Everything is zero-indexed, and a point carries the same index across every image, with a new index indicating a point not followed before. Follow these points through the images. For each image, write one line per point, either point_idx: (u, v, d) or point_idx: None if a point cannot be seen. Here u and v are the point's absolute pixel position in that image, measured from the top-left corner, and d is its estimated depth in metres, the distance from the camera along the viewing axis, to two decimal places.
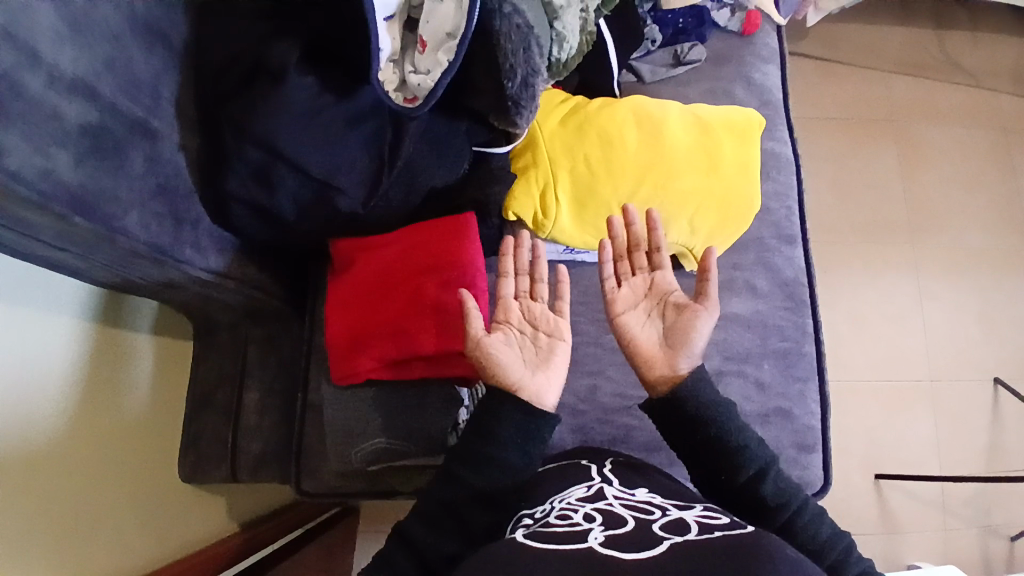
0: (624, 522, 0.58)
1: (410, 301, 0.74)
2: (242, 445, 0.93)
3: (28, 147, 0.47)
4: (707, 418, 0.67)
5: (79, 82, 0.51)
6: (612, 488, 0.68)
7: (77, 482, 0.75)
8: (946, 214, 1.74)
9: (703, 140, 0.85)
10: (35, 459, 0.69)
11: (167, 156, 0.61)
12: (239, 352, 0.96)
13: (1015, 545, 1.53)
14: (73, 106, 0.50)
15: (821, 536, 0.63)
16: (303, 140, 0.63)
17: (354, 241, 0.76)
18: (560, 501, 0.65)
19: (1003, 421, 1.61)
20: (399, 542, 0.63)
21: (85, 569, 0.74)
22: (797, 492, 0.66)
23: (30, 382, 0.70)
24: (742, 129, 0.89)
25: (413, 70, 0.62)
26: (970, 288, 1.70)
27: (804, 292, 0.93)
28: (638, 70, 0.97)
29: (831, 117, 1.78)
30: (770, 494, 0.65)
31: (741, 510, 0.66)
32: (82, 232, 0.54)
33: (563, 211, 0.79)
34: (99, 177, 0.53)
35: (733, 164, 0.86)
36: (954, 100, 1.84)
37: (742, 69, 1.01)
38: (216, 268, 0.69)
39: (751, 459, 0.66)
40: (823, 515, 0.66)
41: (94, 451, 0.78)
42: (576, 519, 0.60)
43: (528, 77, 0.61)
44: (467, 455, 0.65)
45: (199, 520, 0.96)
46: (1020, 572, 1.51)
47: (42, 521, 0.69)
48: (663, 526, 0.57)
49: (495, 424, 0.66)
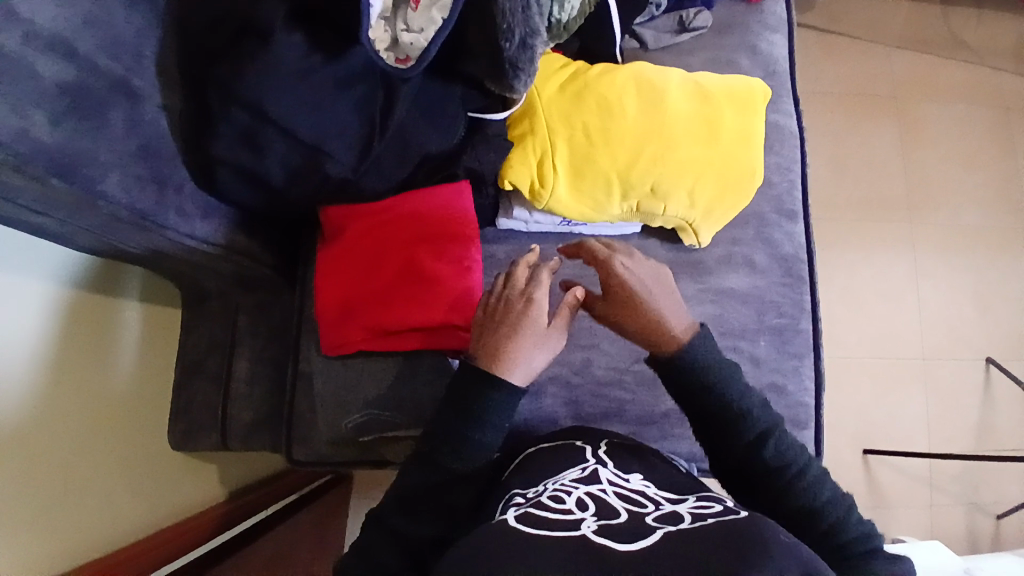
0: (617, 513, 0.58)
1: (404, 269, 0.73)
2: (235, 415, 0.93)
3: (2, 107, 0.45)
4: (704, 378, 0.67)
5: (56, 38, 0.49)
6: (607, 473, 0.67)
7: (62, 457, 0.73)
8: (947, 193, 1.73)
9: (706, 110, 0.83)
10: (24, 424, 0.68)
11: (151, 117, 0.58)
12: (229, 322, 0.95)
13: (999, 522, 1.56)
14: (50, 64, 0.48)
15: (823, 501, 0.62)
16: (291, 104, 0.61)
17: (347, 209, 0.74)
18: (553, 483, 0.65)
19: (994, 400, 1.63)
20: (375, 525, 0.63)
21: (74, 538, 0.74)
22: (803, 456, 0.65)
23: (24, 349, 0.70)
24: (747, 100, 0.87)
25: (405, 28, 0.58)
26: (967, 268, 1.69)
27: (803, 269, 0.92)
28: (641, 36, 0.94)
29: (836, 92, 1.74)
30: (772, 460, 0.64)
31: (745, 477, 0.66)
32: (62, 196, 0.52)
33: (560, 181, 0.77)
34: (78, 139, 0.51)
35: (736, 136, 0.84)
36: (962, 76, 1.80)
37: (747, 37, 0.97)
38: (203, 233, 0.67)
39: (754, 422, 0.66)
40: (828, 478, 0.65)
41: (80, 423, 0.77)
42: (568, 504, 0.60)
43: (526, 37, 0.58)
44: (440, 434, 0.64)
45: (187, 490, 0.95)
46: (1003, 547, 1.54)
47: (33, 489, 0.69)
48: (656, 518, 0.56)
49: (470, 396, 0.64)
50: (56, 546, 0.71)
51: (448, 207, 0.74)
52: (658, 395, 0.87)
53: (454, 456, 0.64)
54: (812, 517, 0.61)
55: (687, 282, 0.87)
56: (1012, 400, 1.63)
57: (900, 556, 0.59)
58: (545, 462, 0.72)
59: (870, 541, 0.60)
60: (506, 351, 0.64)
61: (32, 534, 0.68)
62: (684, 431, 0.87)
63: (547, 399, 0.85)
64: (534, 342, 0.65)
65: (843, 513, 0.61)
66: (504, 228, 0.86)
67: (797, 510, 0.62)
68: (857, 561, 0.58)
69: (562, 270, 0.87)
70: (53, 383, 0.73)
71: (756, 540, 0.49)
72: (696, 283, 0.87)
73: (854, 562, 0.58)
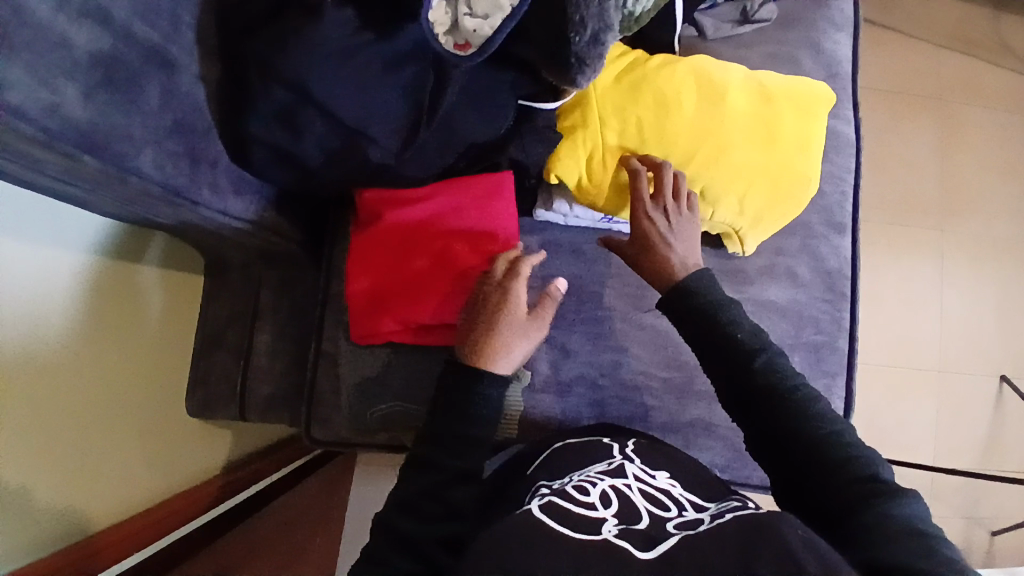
0: (638, 516, 0.56)
1: (435, 263, 0.70)
2: (250, 388, 0.91)
3: (34, 80, 0.41)
4: (706, 306, 0.65)
5: (92, 3, 0.44)
6: (634, 468, 0.66)
7: (80, 425, 0.71)
8: (983, 204, 1.67)
9: (766, 113, 0.78)
10: (41, 393, 0.66)
11: (186, 89, 0.54)
12: (250, 293, 0.92)
13: (996, 538, 1.57)
14: (84, 30, 0.44)
15: (821, 429, 0.57)
16: (336, 83, 0.56)
17: (381, 194, 0.71)
18: (579, 476, 0.64)
19: (1004, 418, 1.61)
20: (381, 527, 0.58)
21: (87, 507, 0.73)
22: (802, 383, 0.61)
23: (46, 317, 0.67)
24: (810, 105, 0.82)
25: (468, 12, 0.54)
26: (994, 283, 1.65)
27: (845, 285, 0.88)
28: (701, 24, 0.87)
29: (880, 89, 1.67)
30: (765, 377, 0.60)
31: (739, 400, 0.62)
32: (92, 172, 0.49)
33: (608, 180, 0.73)
34: (111, 114, 0.47)
35: (795, 143, 0.79)
36: (1013, 81, 1.72)
37: (812, 34, 0.91)
38: (234, 211, 0.64)
39: (744, 342, 0.63)
40: (821, 400, 0.60)
41: (99, 391, 0.75)
42: (591, 497, 0.58)
43: (599, 32, 0.54)
44: (439, 430, 0.63)
45: (195, 457, 0.93)
46: (998, 562, 1.55)
47: (47, 460, 0.67)
48: (677, 524, 0.55)
49: (471, 397, 0.64)
50: (67, 514, 0.70)
51: (491, 199, 0.71)
52: (684, 403, 0.85)
53: (463, 449, 0.62)
54: (809, 444, 0.57)
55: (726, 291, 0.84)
56: (1022, 419, 1.62)
57: (905, 492, 0.53)
58: (569, 456, 0.70)
59: (872, 466, 0.55)
60: (493, 335, 0.65)
61: (43, 506, 0.66)
62: (707, 441, 0.85)
63: (571, 399, 0.83)
64: (517, 326, 0.67)
65: (843, 444, 0.57)
66: (541, 220, 0.82)
67: (790, 434, 0.58)
68: (856, 495, 0.53)
69: (596, 269, 0.84)
70: (73, 350, 0.71)
71: (773, 533, 0.46)
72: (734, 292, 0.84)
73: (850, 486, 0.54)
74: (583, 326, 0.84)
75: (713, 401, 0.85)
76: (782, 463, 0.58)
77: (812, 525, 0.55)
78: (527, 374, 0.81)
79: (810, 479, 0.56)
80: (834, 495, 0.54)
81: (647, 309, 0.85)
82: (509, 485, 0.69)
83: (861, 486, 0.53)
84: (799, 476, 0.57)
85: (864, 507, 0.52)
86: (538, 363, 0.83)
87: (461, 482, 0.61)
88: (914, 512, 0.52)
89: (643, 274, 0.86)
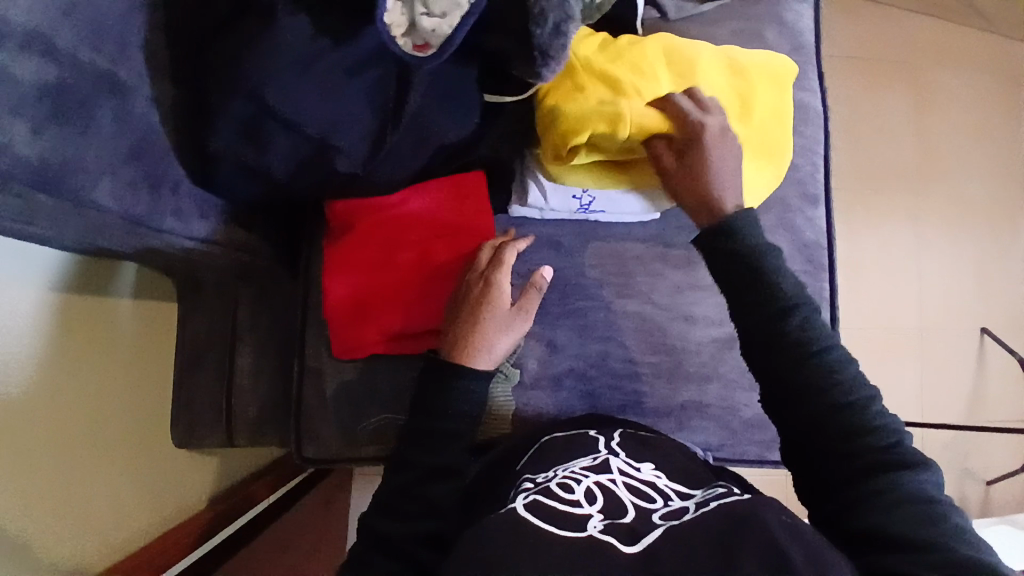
0: (624, 509, 0.56)
1: (410, 271, 0.70)
2: (237, 409, 0.89)
3: None
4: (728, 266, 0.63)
5: (32, 32, 0.42)
6: (618, 462, 0.66)
7: (66, 472, 0.70)
8: (953, 162, 1.70)
9: (736, 84, 0.78)
10: (25, 443, 0.64)
11: (141, 113, 0.52)
12: (228, 313, 0.90)
13: (988, 487, 1.61)
14: (24, 61, 0.42)
15: (848, 398, 0.55)
16: (297, 95, 0.55)
17: (349, 205, 0.69)
18: (563, 471, 0.64)
19: (987, 370, 1.65)
20: (368, 533, 0.58)
21: (84, 552, 0.71)
22: (834, 344, 0.58)
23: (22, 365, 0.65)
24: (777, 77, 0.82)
25: (426, 12, 0.51)
26: (967, 239, 1.69)
27: (824, 256, 0.89)
28: (661, 5, 0.86)
29: (847, 56, 1.67)
30: (795, 334, 0.58)
31: (770, 356, 0.59)
32: (49, 209, 0.47)
33: (587, 172, 0.72)
34: (63, 147, 0.45)
35: (768, 113, 0.79)
36: (974, 38, 1.74)
37: (774, 7, 0.91)
38: (203, 235, 0.62)
39: (780, 294, 0.60)
40: (854, 364, 0.58)
41: (82, 429, 0.73)
42: (576, 494, 0.58)
43: (561, 23, 0.53)
44: (415, 428, 0.63)
45: (183, 485, 0.91)
46: (990, 511, 1.60)
47: (38, 511, 0.65)
48: (662, 514, 0.56)
49: (447, 398, 0.64)
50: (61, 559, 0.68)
51: (461, 202, 0.70)
52: (675, 387, 0.85)
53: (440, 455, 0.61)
54: (831, 412, 0.55)
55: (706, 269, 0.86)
56: (1004, 370, 1.66)
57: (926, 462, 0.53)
58: (557, 451, 0.70)
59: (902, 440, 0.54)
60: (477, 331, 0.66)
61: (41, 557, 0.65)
62: (701, 423, 0.86)
63: (562, 393, 0.83)
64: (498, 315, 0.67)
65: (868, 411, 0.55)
66: (519, 216, 0.80)
67: (811, 398, 0.56)
68: (869, 463, 0.53)
69: (578, 260, 0.84)
70: (50, 391, 0.69)
71: (758, 527, 0.47)
72: None
73: (875, 459, 0.53)
74: (568, 319, 0.84)
75: (704, 383, 0.86)
76: (797, 423, 0.57)
77: (810, 484, 0.56)
78: (514, 371, 0.82)
79: (821, 443, 0.55)
80: (847, 459, 0.54)
81: (631, 296, 0.85)
82: (498, 479, 0.70)
83: (876, 457, 0.53)
84: (812, 437, 0.56)
85: (876, 475, 0.52)
86: (526, 359, 0.82)
87: (451, 483, 0.61)
88: (927, 482, 0.52)
89: (625, 261, 0.85)
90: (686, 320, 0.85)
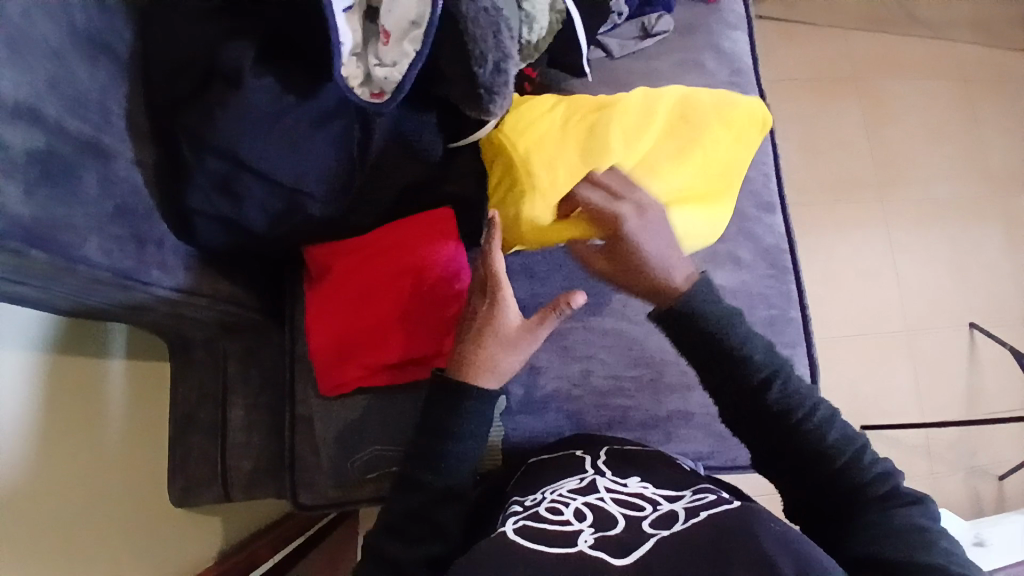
0: (614, 521, 0.57)
1: (391, 306, 0.72)
2: (232, 463, 0.90)
3: None
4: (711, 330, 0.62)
5: (23, 106, 0.47)
6: (605, 480, 0.66)
7: (59, 535, 0.70)
8: (914, 167, 1.77)
9: (687, 129, 0.81)
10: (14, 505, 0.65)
11: (124, 175, 0.57)
12: (219, 368, 0.92)
13: (1003, 483, 1.60)
14: (15, 132, 0.46)
15: (837, 445, 0.58)
16: (267, 147, 0.60)
17: (330, 247, 0.74)
18: (552, 492, 0.64)
19: (981, 364, 1.66)
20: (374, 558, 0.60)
21: None
22: (811, 396, 0.61)
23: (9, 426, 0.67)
24: (737, 117, 0.85)
25: (378, 63, 0.58)
26: (940, 238, 1.73)
27: (786, 259, 0.93)
28: (606, 45, 0.94)
29: (797, 78, 1.77)
30: (778, 404, 0.60)
31: (755, 418, 0.61)
32: (40, 266, 0.51)
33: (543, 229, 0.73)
34: (53, 208, 0.49)
35: (720, 157, 0.83)
36: (916, 50, 1.84)
37: (710, 37, 0.99)
38: (188, 286, 0.65)
39: (757, 366, 0.61)
40: (835, 416, 0.60)
41: (77, 495, 0.74)
42: (565, 515, 0.59)
43: (500, 62, 0.58)
44: (425, 451, 0.65)
45: (185, 546, 0.91)
46: (1007, 507, 1.57)
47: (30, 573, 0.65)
48: (651, 522, 0.56)
49: (450, 418, 0.65)
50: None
51: (434, 235, 0.73)
52: (659, 398, 0.87)
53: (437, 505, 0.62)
54: (826, 468, 0.57)
55: None
56: (998, 362, 1.67)
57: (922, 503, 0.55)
58: (543, 475, 0.71)
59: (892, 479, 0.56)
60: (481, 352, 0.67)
61: None
62: (689, 432, 0.87)
63: (550, 415, 0.85)
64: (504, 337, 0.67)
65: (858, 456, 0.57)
66: None
67: (804, 451, 0.58)
68: (872, 509, 0.54)
69: (551, 284, 0.87)
70: (41, 458, 0.70)
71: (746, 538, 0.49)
72: None
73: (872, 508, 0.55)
74: (549, 342, 0.86)
75: (687, 392, 0.88)
76: (799, 480, 0.59)
77: (815, 530, 0.58)
78: (502, 399, 0.83)
79: (825, 493, 0.57)
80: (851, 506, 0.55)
81: (607, 315, 0.88)
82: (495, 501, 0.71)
83: (875, 500, 0.55)
84: (816, 486, 0.58)
85: (880, 519, 0.53)
86: (511, 385, 0.84)
87: (454, 506, 0.63)
88: (926, 519, 0.53)
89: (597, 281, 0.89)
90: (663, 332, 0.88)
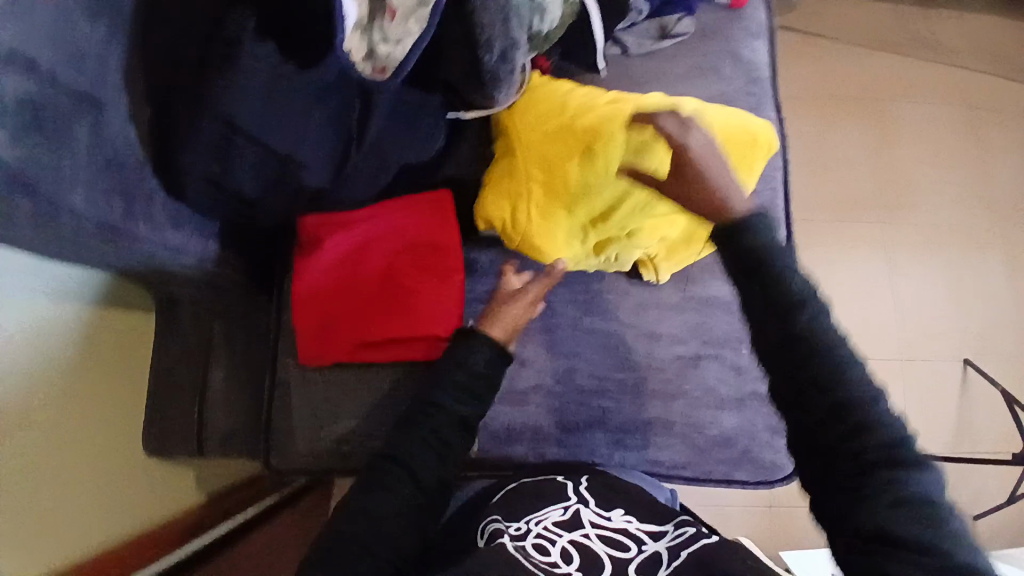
0: (599, 566, 0.59)
1: (380, 280, 0.73)
2: (212, 422, 0.90)
3: None
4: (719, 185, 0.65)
5: (16, 51, 0.46)
6: (589, 512, 0.66)
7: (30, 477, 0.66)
8: (924, 195, 1.75)
9: None
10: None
11: (118, 130, 0.56)
12: (203, 328, 0.92)
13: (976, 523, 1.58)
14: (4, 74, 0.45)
15: (855, 410, 0.52)
16: (265, 116, 0.59)
17: (324, 218, 0.73)
18: (537, 523, 0.64)
19: (971, 401, 1.65)
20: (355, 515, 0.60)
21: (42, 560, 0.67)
22: (789, 257, 0.60)
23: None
24: (746, 146, 0.81)
25: (383, 39, 0.59)
26: (944, 270, 1.72)
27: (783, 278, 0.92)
28: (623, 42, 0.93)
29: (812, 96, 1.76)
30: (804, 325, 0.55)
31: (778, 387, 0.57)
32: (24, 213, 0.51)
33: (534, 225, 0.74)
34: (43, 158, 0.49)
35: None
36: (937, 79, 1.82)
37: (729, 44, 0.97)
38: (176, 245, 0.65)
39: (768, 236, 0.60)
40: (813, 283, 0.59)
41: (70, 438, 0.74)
42: (553, 556, 0.60)
43: (506, 50, 0.58)
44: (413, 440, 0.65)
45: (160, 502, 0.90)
46: None
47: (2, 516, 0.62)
48: (638, 567, 0.59)
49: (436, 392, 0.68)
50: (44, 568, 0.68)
51: (430, 215, 0.74)
52: (641, 403, 0.86)
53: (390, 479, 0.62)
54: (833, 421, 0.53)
55: (670, 289, 0.89)
56: (989, 401, 1.65)
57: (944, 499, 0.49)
58: (526, 496, 0.69)
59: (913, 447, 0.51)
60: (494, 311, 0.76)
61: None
62: (666, 439, 0.87)
63: (529, 408, 0.85)
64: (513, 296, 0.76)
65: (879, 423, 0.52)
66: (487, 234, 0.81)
67: (819, 388, 0.54)
68: (874, 459, 0.51)
69: None
70: (40, 397, 0.69)
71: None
72: (679, 289, 0.89)
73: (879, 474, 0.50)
74: (536, 336, 0.86)
75: (669, 400, 0.87)
76: (803, 434, 0.55)
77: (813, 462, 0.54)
78: None
79: (823, 454, 0.53)
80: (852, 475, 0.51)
81: (598, 314, 0.87)
82: (478, 506, 0.73)
83: (878, 447, 0.51)
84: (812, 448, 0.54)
85: (882, 475, 0.50)
86: None
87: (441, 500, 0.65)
88: (935, 487, 0.49)
89: (589, 280, 0.88)
90: (651, 337, 0.88)
